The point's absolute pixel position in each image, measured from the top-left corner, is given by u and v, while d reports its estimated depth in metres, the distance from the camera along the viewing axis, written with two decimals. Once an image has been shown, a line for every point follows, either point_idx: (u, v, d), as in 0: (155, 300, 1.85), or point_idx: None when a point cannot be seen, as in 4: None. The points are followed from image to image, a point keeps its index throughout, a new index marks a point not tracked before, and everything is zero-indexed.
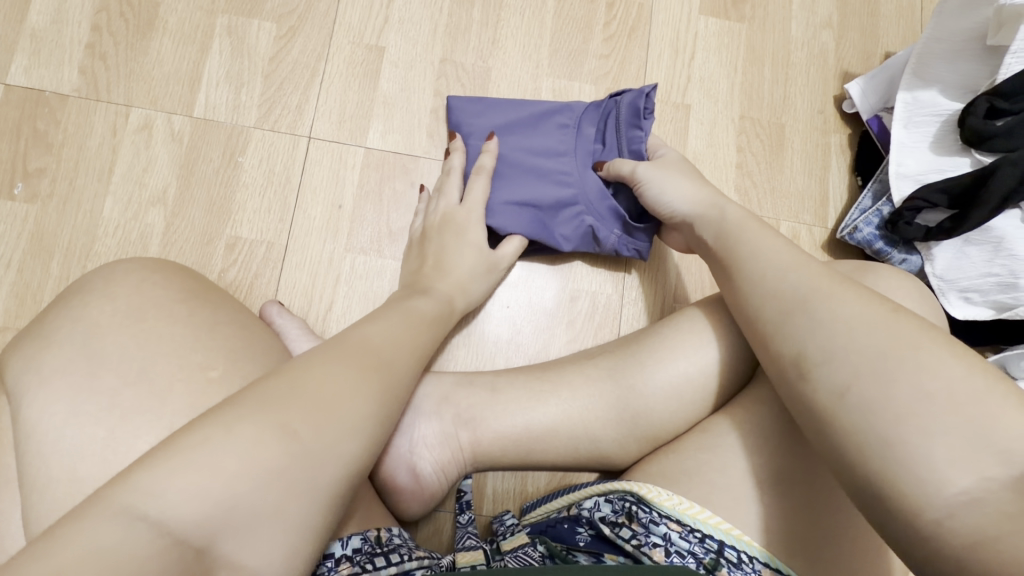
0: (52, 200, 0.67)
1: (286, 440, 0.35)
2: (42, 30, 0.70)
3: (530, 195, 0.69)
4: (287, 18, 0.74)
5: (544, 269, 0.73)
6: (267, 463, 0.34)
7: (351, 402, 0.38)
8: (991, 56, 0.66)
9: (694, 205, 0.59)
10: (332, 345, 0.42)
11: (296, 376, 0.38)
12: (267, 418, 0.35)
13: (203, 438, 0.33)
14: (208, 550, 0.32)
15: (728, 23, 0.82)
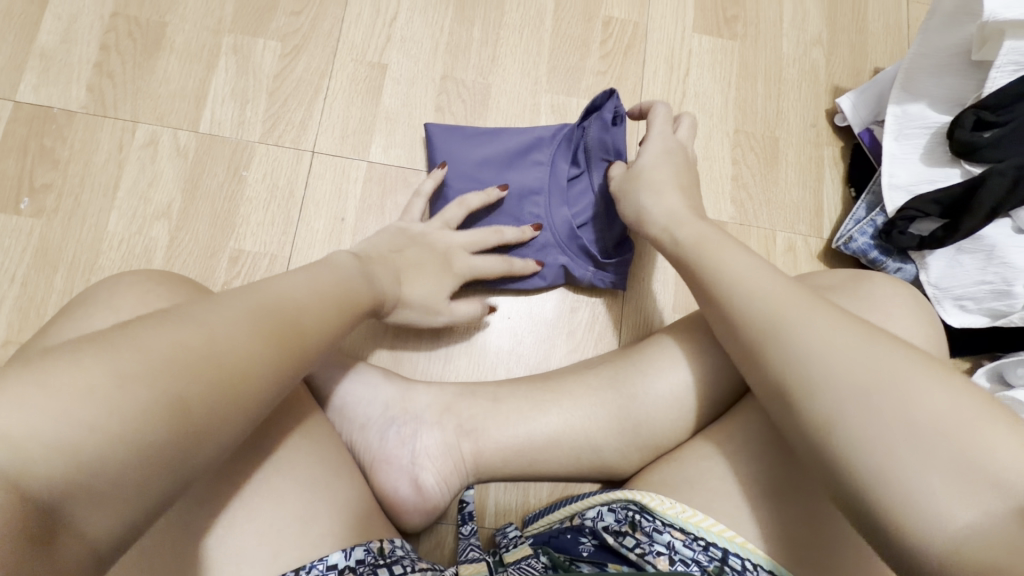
0: (58, 215, 0.68)
1: (178, 407, 0.32)
2: (51, 50, 0.72)
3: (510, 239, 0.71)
4: (291, 37, 0.76)
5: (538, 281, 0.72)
6: (155, 429, 0.30)
7: (257, 376, 0.36)
8: (977, 70, 0.67)
9: (676, 212, 0.56)
10: (256, 304, 0.39)
11: (206, 335, 0.34)
12: (170, 377, 0.31)
13: (84, 380, 0.29)
14: (58, 511, 0.27)
15: (721, 41, 0.84)
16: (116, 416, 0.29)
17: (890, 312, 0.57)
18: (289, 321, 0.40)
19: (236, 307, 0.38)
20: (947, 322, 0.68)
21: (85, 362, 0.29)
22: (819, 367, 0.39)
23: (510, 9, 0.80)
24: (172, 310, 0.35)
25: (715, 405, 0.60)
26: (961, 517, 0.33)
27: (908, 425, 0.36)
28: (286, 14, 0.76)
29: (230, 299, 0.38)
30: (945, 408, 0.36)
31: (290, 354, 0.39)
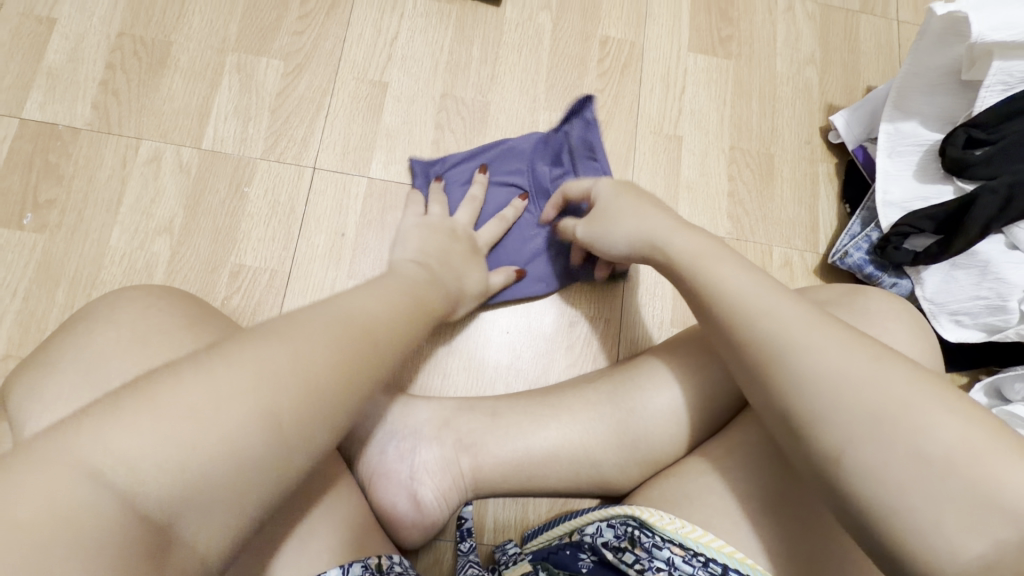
0: (61, 231, 0.68)
1: (270, 418, 0.33)
2: (58, 68, 0.73)
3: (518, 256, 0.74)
4: (294, 56, 0.77)
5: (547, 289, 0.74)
6: (250, 441, 0.32)
7: (343, 385, 0.36)
8: (966, 89, 0.69)
9: (657, 234, 0.54)
10: (343, 319, 0.39)
11: (294, 349, 0.35)
12: (262, 388, 0.33)
13: (183, 399, 0.31)
14: (171, 525, 0.30)
15: (716, 60, 0.86)
16: (211, 431, 0.31)
17: (886, 328, 0.57)
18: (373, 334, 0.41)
19: (325, 319, 0.39)
20: (943, 336, 0.69)
21: (189, 380, 0.32)
22: (821, 377, 0.39)
23: (509, 29, 0.82)
24: (269, 325, 0.37)
25: (715, 419, 0.60)
26: (957, 533, 0.34)
27: (907, 438, 0.36)
28: (289, 33, 0.78)
29: (321, 313, 0.39)
30: (947, 425, 0.36)
31: (373, 361, 0.39)
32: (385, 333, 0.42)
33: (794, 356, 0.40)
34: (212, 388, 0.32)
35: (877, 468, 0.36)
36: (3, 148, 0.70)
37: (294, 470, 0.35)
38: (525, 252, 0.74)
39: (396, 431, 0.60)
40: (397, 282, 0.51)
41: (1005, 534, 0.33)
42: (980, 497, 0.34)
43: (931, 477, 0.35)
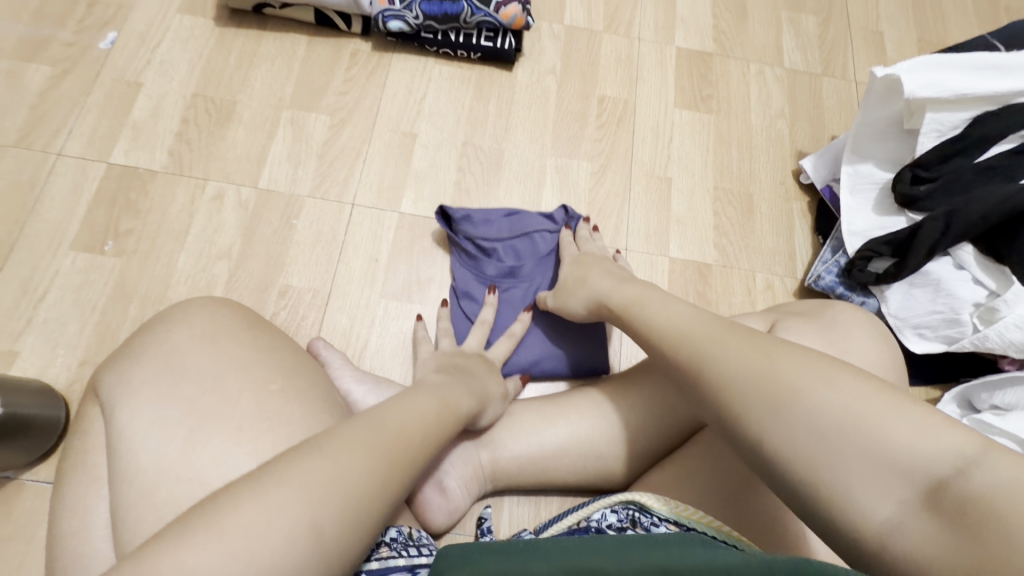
0: (136, 255, 0.79)
1: (317, 524, 0.40)
2: (142, 122, 0.86)
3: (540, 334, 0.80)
4: (339, 112, 0.91)
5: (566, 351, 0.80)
6: (299, 547, 0.39)
7: (374, 491, 0.44)
8: (910, 136, 0.81)
9: (600, 293, 0.66)
10: (371, 427, 0.48)
11: (332, 461, 0.43)
12: (309, 497, 0.41)
13: (242, 518, 0.39)
14: None
15: (699, 114, 1.00)
16: (268, 542, 0.38)
17: (849, 332, 0.67)
18: (399, 438, 0.48)
19: (360, 431, 0.47)
20: (910, 348, 0.78)
21: (247, 498, 0.40)
22: (738, 375, 0.44)
23: (521, 90, 0.97)
24: (310, 443, 0.45)
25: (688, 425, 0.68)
26: (866, 493, 0.38)
27: (821, 403, 0.40)
28: (335, 94, 0.92)
29: (357, 425, 0.48)
30: (830, 399, 0.40)
31: (399, 464, 0.47)
32: (406, 431, 0.50)
33: (711, 364, 0.47)
34: (268, 504, 0.40)
35: (791, 442, 0.40)
36: (91, 187, 0.82)
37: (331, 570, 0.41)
38: (535, 337, 0.80)
39: None
40: (426, 388, 0.58)
41: (906, 493, 0.37)
42: (877, 458, 0.38)
43: (836, 447, 0.39)
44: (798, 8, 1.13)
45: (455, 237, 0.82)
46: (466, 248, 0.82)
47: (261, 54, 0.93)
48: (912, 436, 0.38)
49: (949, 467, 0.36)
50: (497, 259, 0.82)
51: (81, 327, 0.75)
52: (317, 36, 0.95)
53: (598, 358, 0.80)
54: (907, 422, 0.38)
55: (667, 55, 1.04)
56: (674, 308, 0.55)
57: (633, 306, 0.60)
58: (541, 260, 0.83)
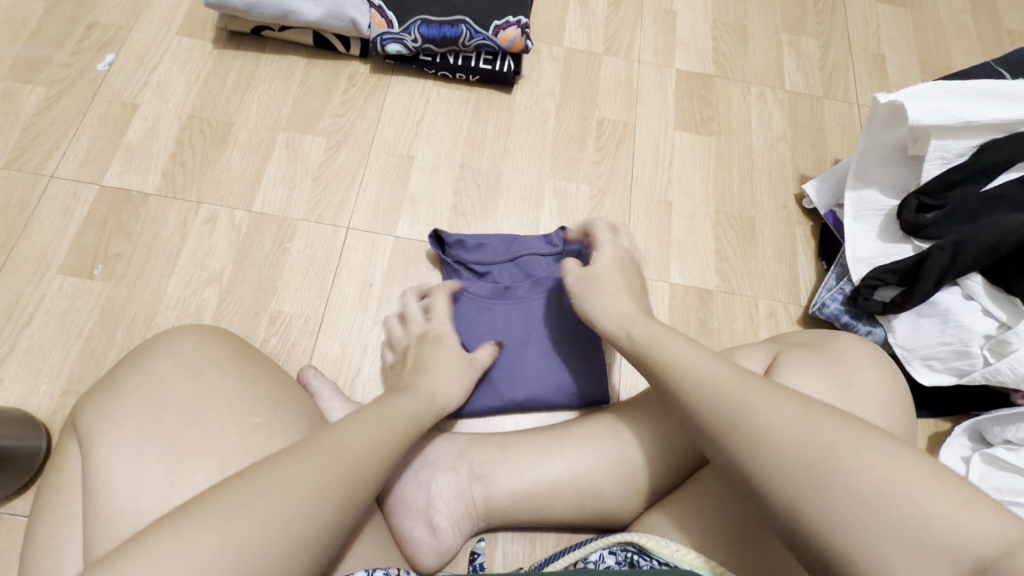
0: (125, 280, 0.78)
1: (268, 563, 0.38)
2: (136, 144, 0.86)
3: (533, 362, 0.77)
4: (335, 134, 0.90)
5: (560, 380, 0.77)
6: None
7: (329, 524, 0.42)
8: (915, 163, 0.79)
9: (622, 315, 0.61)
10: (320, 449, 0.45)
11: (283, 490, 0.41)
12: (259, 534, 0.38)
13: (179, 561, 0.36)
14: None
15: (699, 137, 0.99)
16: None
17: (855, 364, 0.64)
18: (357, 462, 0.46)
19: (314, 455, 0.44)
20: (919, 380, 0.75)
21: (188, 536, 0.37)
22: (773, 435, 0.43)
23: (520, 111, 0.96)
24: (257, 465, 0.42)
25: (687, 460, 0.64)
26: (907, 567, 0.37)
27: (848, 479, 0.40)
28: (332, 115, 0.91)
29: (313, 447, 0.45)
30: (874, 467, 0.40)
31: (354, 492, 0.44)
32: (364, 455, 0.47)
33: (739, 416, 0.45)
34: (208, 544, 0.37)
35: (838, 511, 0.39)
36: (83, 210, 0.81)
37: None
38: (529, 365, 0.77)
39: (419, 468, 0.65)
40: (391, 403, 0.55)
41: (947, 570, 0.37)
42: (914, 533, 0.38)
43: (873, 528, 0.38)
44: (798, 30, 1.12)
45: (447, 261, 0.82)
46: (459, 272, 0.81)
47: (259, 76, 0.93)
48: (961, 520, 0.37)
49: (993, 550, 0.36)
50: (491, 280, 0.81)
51: (65, 354, 0.73)
52: (315, 58, 0.95)
53: (590, 384, 0.77)
54: (947, 499, 0.38)
55: (668, 77, 1.03)
56: (686, 349, 0.53)
57: (649, 351, 0.56)
58: (538, 282, 0.80)
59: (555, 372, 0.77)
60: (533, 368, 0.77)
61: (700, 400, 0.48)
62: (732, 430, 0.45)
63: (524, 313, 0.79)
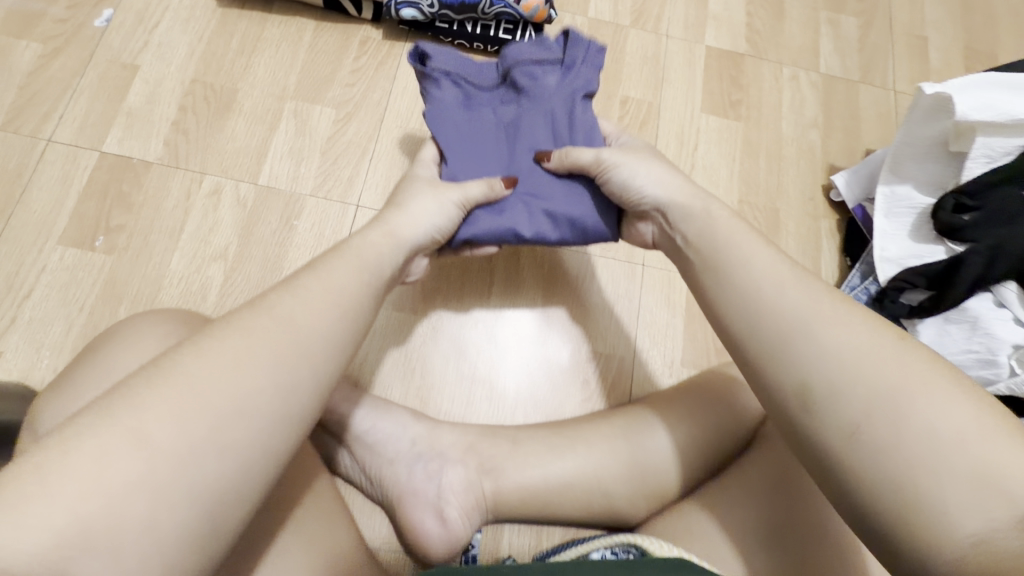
0: (127, 254, 0.75)
1: (185, 473, 0.35)
2: (136, 109, 0.81)
3: (535, 194, 0.70)
4: (345, 105, 0.86)
5: (566, 208, 0.70)
6: (172, 499, 0.34)
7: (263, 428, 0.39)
8: (955, 163, 0.75)
9: (664, 200, 0.64)
10: (243, 336, 0.42)
11: (207, 386, 0.38)
12: (163, 438, 0.35)
13: (76, 473, 0.33)
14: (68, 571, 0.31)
15: (727, 121, 0.94)
16: (113, 504, 0.33)
17: None
18: (293, 354, 0.43)
19: (231, 352, 0.40)
20: None
21: (72, 456, 0.33)
22: (834, 360, 0.44)
23: None
24: (155, 367, 0.39)
25: (701, 463, 0.66)
26: (955, 499, 0.37)
27: (910, 421, 0.40)
28: (342, 85, 0.87)
29: (226, 340, 0.41)
30: (932, 408, 0.40)
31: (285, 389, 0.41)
32: None
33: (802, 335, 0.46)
34: (102, 459, 0.33)
35: (892, 438, 0.40)
36: (82, 176, 0.77)
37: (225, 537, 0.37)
38: (533, 197, 0.70)
39: (427, 460, 0.65)
40: (351, 257, 0.55)
41: (1001, 512, 0.36)
42: (974, 471, 0.37)
43: (933, 468, 0.38)
44: (838, 9, 1.06)
45: (429, 79, 0.73)
46: (444, 91, 0.73)
47: (265, 40, 0.88)
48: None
49: None
50: (483, 107, 0.74)
51: (67, 327, 0.71)
52: (325, 21, 0.89)
53: (591, 212, 0.70)
54: None
55: (697, 54, 0.98)
56: (765, 260, 0.53)
57: (713, 256, 0.56)
58: (534, 96, 0.73)
59: (563, 200, 0.70)
60: (535, 199, 0.70)
61: (759, 321, 0.49)
62: (787, 342, 0.47)
63: (523, 135, 0.72)
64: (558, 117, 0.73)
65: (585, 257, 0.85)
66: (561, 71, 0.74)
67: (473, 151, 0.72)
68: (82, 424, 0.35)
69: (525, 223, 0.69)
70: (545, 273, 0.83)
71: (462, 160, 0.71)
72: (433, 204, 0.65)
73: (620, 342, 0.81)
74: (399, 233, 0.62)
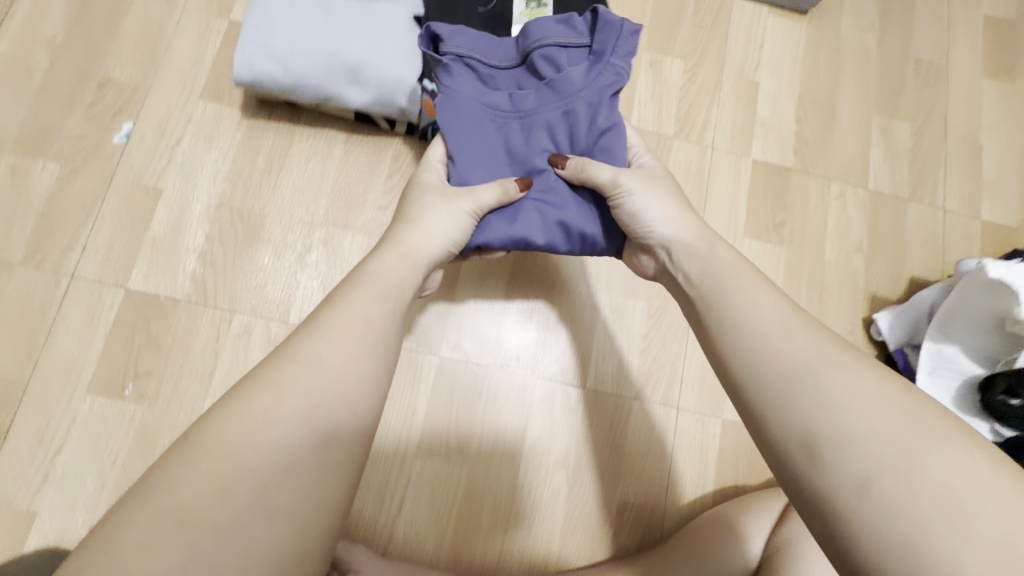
0: (157, 402, 0.74)
1: (230, 539, 0.38)
2: (161, 239, 0.78)
3: (548, 204, 0.66)
4: (377, 231, 0.82)
5: (578, 220, 0.66)
6: (224, 564, 0.38)
7: (296, 487, 0.42)
8: (1011, 338, 0.73)
9: (673, 240, 0.61)
10: (271, 398, 0.44)
11: (241, 459, 0.40)
12: (202, 515, 0.38)
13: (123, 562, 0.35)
14: None
15: (769, 245, 0.91)
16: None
17: None
18: (312, 405, 0.44)
19: (255, 423, 0.42)
20: None
21: (118, 543, 0.36)
22: (844, 414, 0.42)
23: None
24: (183, 442, 0.41)
25: None
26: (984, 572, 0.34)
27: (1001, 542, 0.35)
28: (374, 208, 0.83)
29: (244, 406, 0.43)
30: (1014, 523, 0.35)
31: (311, 438, 0.43)
32: None
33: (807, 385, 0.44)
34: (147, 544, 0.36)
35: (911, 499, 0.37)
36: (108, 318, 0.75)
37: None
38: (546, 207, 0.66)
39: None
40: (368, 285, 0.54)
41: None
42: None
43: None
44: (892, 111, 1.00)
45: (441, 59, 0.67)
46: (458, 73, 0.67)
47: (293, 156, 0.83)
48: None
49: None
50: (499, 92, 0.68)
51: (100, 484, 0.71)
52: (355, 133, 0.85)
53: (598, 224, 0.67)
54: None
55: (742, 168, 0.94)
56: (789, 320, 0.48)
57: (716, 300, 0.54)
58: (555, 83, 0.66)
59: (576, 211, 0.66)
60: (548, 209, 0.66)
61: (764, 366, 0.47)
62: (804, 398, 0.44)
63: (540, 133, 0.67)
64: (579, 117, 0.66)
65: (621, 400, 0.83)
66: (589, 61, 0.67)
67: (486, 152, 0.66)
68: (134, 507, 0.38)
69: (535, 231, 0.65)
70: (576, 421, 0.82)
71: (474, 159, 0.66)
72: (447, 216, 0.61)
73: (655, 491, 0.81)
74: (415, 255, 0.59)
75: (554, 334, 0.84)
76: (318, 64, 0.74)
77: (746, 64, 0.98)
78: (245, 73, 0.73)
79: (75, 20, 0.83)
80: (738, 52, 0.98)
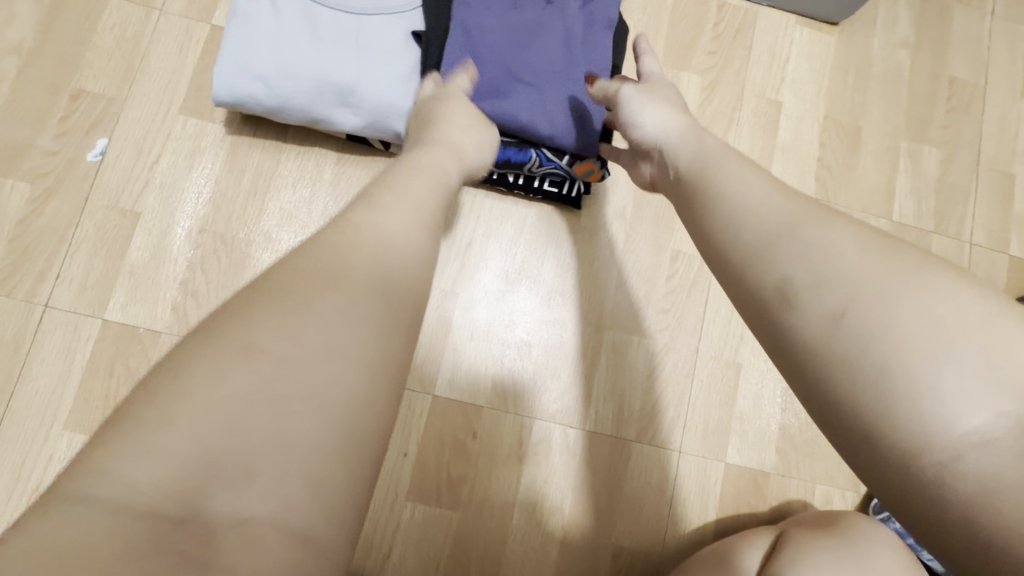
0: None
1: (303, 391, 0.30)
2: (140, 267, 0.74)
3: (524, 100, 0.71)
4: None
5: (547, 122, 0.71)
6: (299, 413, 0.30)
7: (376, 358, 0.33)
8: None
9: (668, 132, 0.56)
10: (335, 248, 0.37)
11: (304, 299, 0.34)
12: (272, 347, 0.31)
13: (180, 404, 0.28)
14: (194, 515, 0.27)
15: None
16: (231, 420, 0.29)
17: None
18: (380, 268, 0.38)
19: (320, 278, 0.35)
20: None
21: (178, 383, 0.29)
22: (816, 256, 0.35)
23: (583, 244, 0.84)
24: (250, 291, 0.35)
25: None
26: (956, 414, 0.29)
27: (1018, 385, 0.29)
28: None
29: (312, 257, 0.36)
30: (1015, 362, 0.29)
31: (386, 305, 0.36)
32: None
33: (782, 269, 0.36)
34: (216, 382, 0.29)
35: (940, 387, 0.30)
36: (85, 351, 0.71)
37: (353, 465, 0.31)
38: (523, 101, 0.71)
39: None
40: (419, 173, 0.50)
41: None
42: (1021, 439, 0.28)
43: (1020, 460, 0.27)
44: (921, 136, 0.93)
45: None
46: None
47: (280, 177, 0.78)
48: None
49: None
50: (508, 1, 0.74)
51: None
52: (347, 152, 0.79)
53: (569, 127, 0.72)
54: None
55: None
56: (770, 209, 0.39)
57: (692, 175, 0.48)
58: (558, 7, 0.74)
59: (550, 114, 0.71)
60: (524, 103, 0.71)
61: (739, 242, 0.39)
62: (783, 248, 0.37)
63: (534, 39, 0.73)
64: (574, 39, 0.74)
65: (623, 445, 0.80)
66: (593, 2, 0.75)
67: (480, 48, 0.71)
68: (192, 349, 0.31)
69: (503, 119, 0.71)
70: (572, 462, 0.79)
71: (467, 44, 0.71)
72: (480, 140, 0.64)
73: (651, 536, 0.79)
74: (460, 162, 0.58)
75: (553, 370, 0.80)
76: (305, 86, 0.69)
77: (768, 82, 0.91)
78: (225, 94, 0.69)
79: (45, 23, 0.77)
80: (759, 69, 0.91)
